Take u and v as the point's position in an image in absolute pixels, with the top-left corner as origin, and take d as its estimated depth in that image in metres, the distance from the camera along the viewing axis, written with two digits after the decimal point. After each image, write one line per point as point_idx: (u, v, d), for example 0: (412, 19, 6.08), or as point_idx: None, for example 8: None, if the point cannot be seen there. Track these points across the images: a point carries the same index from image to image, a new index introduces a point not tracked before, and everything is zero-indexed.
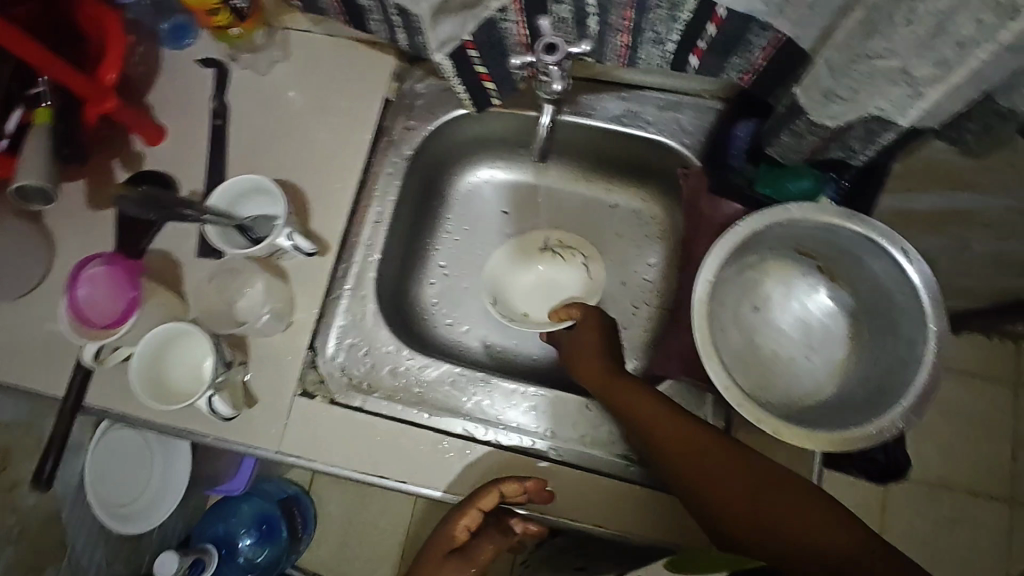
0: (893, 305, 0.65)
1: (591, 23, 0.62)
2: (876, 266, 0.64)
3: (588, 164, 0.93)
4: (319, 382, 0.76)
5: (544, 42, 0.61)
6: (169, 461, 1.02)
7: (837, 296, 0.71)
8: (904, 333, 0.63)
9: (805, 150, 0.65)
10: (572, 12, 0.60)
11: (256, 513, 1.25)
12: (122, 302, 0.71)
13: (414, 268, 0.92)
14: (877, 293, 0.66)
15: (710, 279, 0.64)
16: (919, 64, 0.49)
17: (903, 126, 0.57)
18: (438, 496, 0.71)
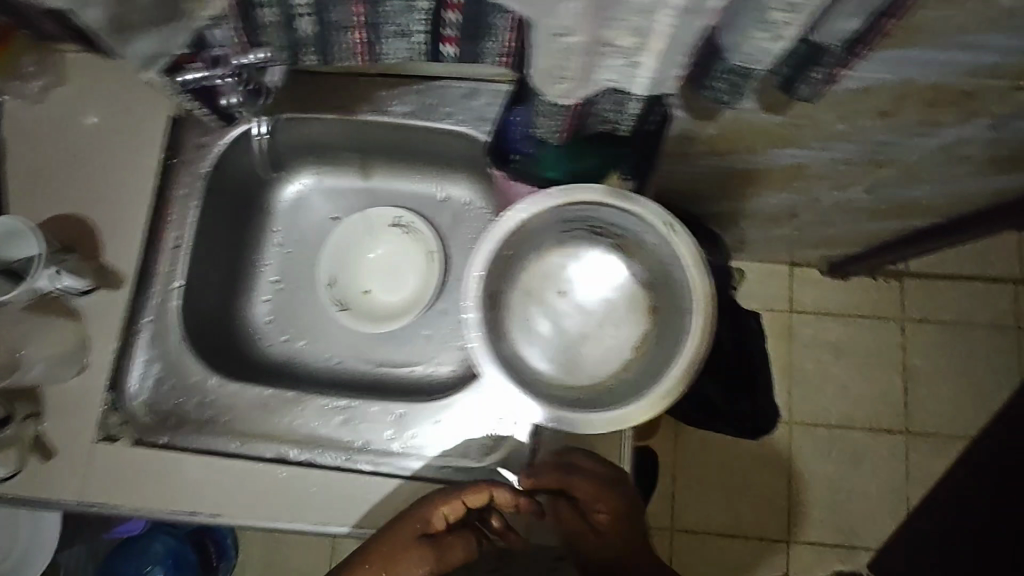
0: (673, 272, 0.66)
1: (306, 23, 0.59)
2: (652, 239, 0.65)
3: (410, 160, 0.90)
4: (122, 424, 0.72)
5: (213, 54, 0.62)
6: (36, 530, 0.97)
7: (635, 273, 0.71)
8: (682, 298, 0.64)
9: (561, 128, 0.62)
10: (280, 14, 0.57)
11: (167, 549, 1.19)
12: None
13: (240, 289, 0.88)
14: (661, 262, 0.67)
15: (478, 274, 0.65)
16: (617, 34, 0.48)
17: (641, 96, 0.57)
18: (344, 531, 0.69)
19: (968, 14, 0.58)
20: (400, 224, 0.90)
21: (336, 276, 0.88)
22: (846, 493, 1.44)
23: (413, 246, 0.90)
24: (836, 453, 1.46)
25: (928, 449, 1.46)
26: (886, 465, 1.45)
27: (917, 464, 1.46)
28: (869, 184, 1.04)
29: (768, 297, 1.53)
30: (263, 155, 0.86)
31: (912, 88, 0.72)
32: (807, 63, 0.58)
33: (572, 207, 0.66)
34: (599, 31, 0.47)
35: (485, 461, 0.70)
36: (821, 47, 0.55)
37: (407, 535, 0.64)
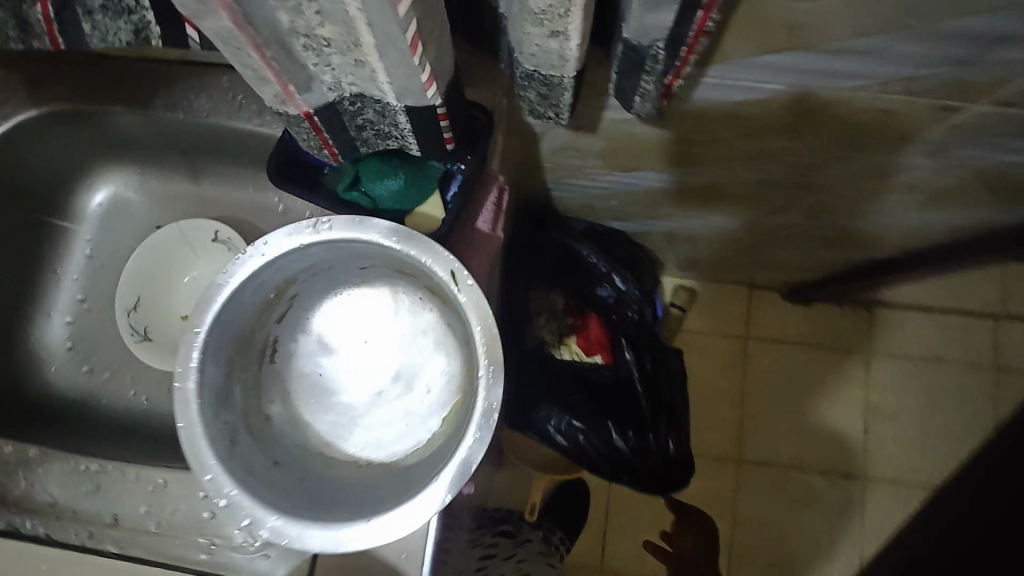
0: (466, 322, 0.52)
1: None
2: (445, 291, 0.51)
3: (237, 169, 0.75)
4: None
5: None
6: None
7: (444, 323, 0.56)
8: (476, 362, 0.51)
9: (321, 145, 0.47)
10: None
11: None
12: None
13: (31, 311, 0.75)
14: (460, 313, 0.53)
15: (199, 331, 0.49)
16: (299, 19, 0.33)
17: (400, 107, 0.41)
18: None
19: (852, 9, 0.43)
20: (222, 241, 0.76)
21: (143, 301, 0.75)
22: (786, 549, 1.17)
23: None
24: (778, 501, 1.19)
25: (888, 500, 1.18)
26: (835, 517, 1.18)
27: (876, 518, 1.18)
28: (802, 214, 0.88)
29: (712, 320, 1.25)
30: None
31: (812, 104, 0.56)
32: (633, 67, 0.43)
33: (345, 246, 0.51)
34: (273, 18, 0.33)
35: (253, 546, 0.57)
36: (641, 53, 0.41)
37: None
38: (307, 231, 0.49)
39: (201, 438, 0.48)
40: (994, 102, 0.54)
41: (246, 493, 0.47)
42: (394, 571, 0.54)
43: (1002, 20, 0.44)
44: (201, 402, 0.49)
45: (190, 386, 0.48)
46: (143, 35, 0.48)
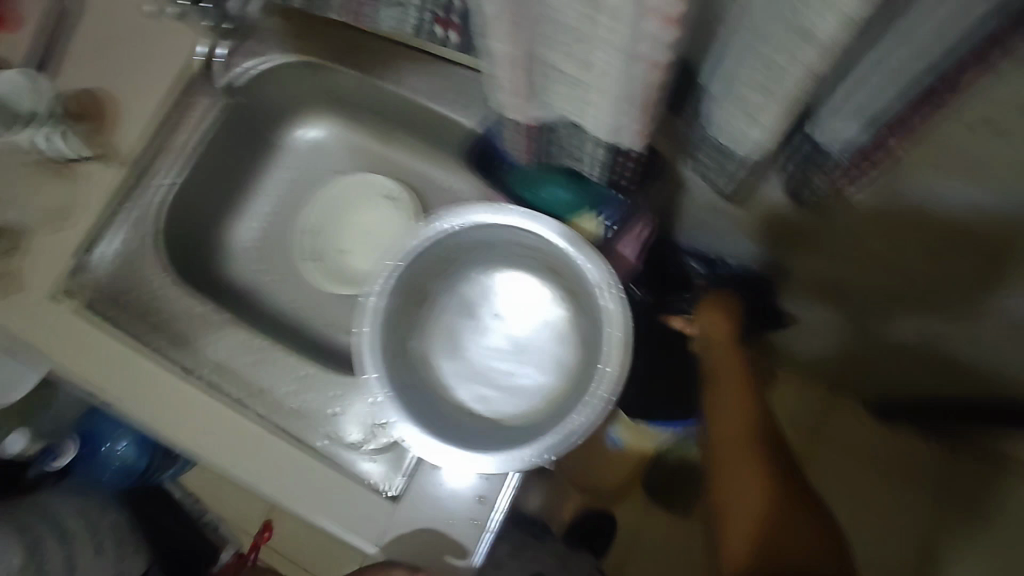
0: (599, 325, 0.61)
1: None
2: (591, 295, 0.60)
3: (423, 141, 0.89)
4: (77, 289, 0.77)
5: None
6: None
7: (574, 323, 0.66)
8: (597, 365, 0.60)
9: (523, 148, 0.58)
10: None
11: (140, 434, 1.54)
12: None
13: (231, 208, 0.91)
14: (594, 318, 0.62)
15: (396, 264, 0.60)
16: (564, 63, 0.43)
17: (604, 142, 0.51)
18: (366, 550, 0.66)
19: None
20: (393, 198, 0.89)
21: (317, 231, 0.90)
22: None
23: (397, 222, 0.88)
24: None
25: None
26: None
27: None
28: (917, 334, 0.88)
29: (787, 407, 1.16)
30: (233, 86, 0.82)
31: (962, 238, 0.60)
32: (808, 164, 0.52)
33: (521, 235, 0.62)
34: (545, 55, 0.43)
35: (365, 449, 0.69)
36: (823, 151, 0.49)
37: None
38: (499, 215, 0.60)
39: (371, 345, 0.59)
40: None
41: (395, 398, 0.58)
42: (475, 509, 0.65)
43: None
44: (381, 317, 0.60)
45: (377, 301, 0.59)
46: (414, 26, 0.61)
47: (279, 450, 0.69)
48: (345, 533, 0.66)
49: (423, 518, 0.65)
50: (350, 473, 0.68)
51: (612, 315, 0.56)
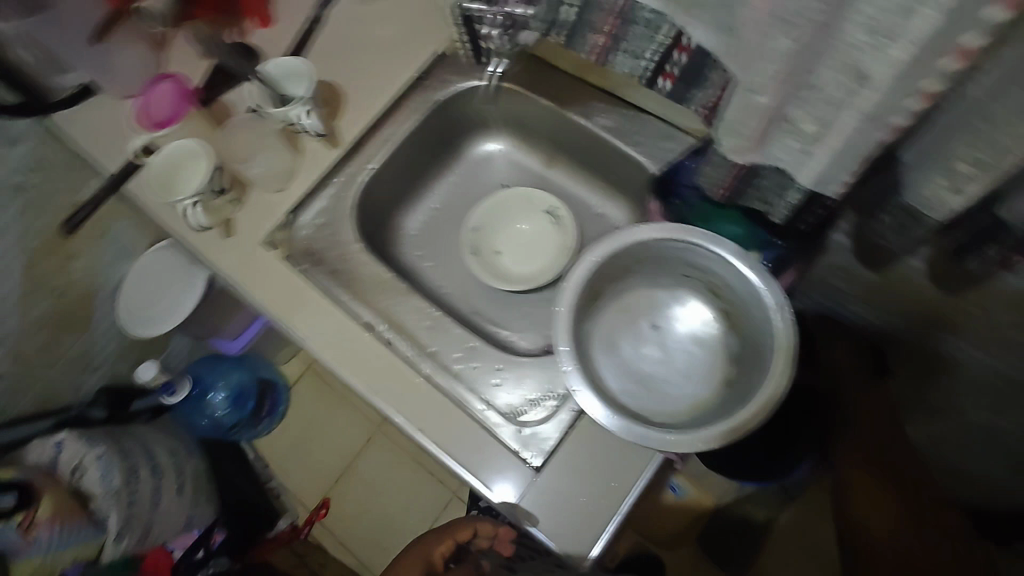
0: (762, 340, 0.68)
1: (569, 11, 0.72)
2: (756, 312, 0.67)
3: (588, 169, 1.01)
4: (284, 241, 0.90)
5: None
6: (186, 290, 1.43)
7: (727, 342, 0.75)
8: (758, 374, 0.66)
9: (723, 185, 0.67)
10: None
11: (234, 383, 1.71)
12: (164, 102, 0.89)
13: (411, 201, 1.05)
14: (756, 336, 0.70)
15: (593, 260, 0.69)
16: (802, 116, 0.53)
17: (806, 189, 0.61)
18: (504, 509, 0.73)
19: None
20: (554, 215, 1.00)
21: (482, 228, 1.01)
22: None
23: (552, 237, 1.00)
24: None
25: None
26: None
27: None
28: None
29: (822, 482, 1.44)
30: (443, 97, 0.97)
31: None
32: (983, 238, 0.59)
33: (699, 252, 0.70)
34: (790, 110, 0.53)
35: (515, 419, 0.77)
36: (1001, 229, 0.57)
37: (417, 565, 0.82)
38: (688, 234, 0.68)
39: (565, 323, 0.68)
40: None
41: (576, 371, 0.67)
42: (608, 493, 0.73)
43: None
44: (574, 299, 0.69)
45: (576, 286, 0.69)
46: (641, 73, 0.74)
47: (437, 405, 0.78)
48: (489, 491, 0.74)
49: (557, 490, 0.73)
50: (501, 437, 0.76)
51: (783, 330, 0.63)
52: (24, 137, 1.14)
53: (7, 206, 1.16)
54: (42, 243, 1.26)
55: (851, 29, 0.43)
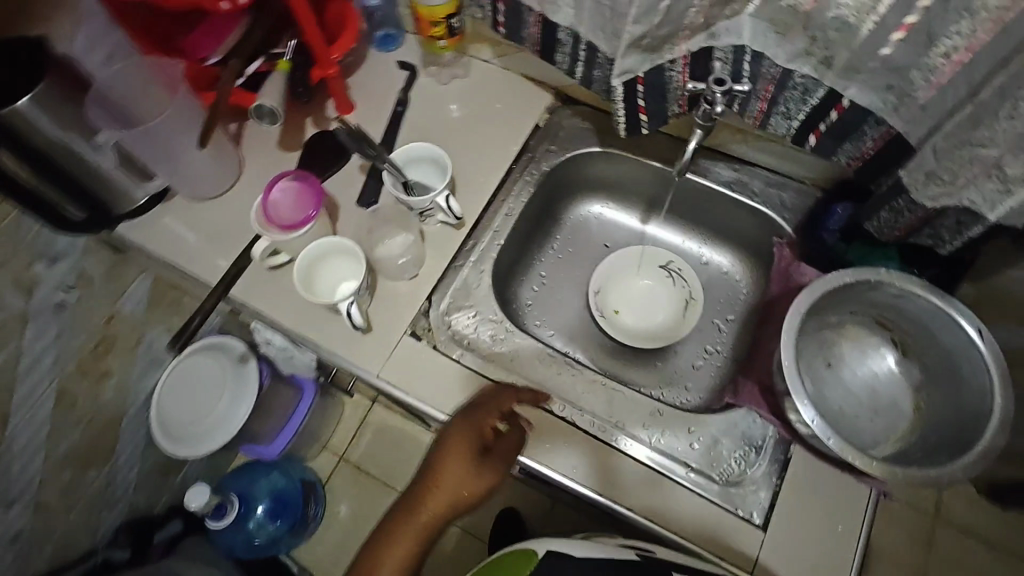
0: (960, 366, 0.72)
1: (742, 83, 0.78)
2: (947, 337, 0.72)
3: (690, 222, 1.05)
4: (427, 329, 0.86)
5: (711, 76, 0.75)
6: (238, 392, 1.20)
7: (907, 367, 0.79)
8: (968, 400, 0.70)
9: (901, 226, 0.76)
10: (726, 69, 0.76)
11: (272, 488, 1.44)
12: (278, 194, 0.83)
13: (521, 272, 1.04)
14: (945, 362, 0.74)
15: (799, 311, 0.73)
16: (1014, 161, 0.60)
17: (993, 221, 0.67)
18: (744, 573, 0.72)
19: None
20: (671, 271, 1.03)
21: (602, 288, 1.02)
22: None
23: (672, 292, 1.02)
24: None
25: None
26: None
27: None
28: None
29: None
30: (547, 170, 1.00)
31: None
32: None
33: (881, 290, 0.75)
34: (1006, 157, 0.60)
35: (722, 481, 0.77)
36: None
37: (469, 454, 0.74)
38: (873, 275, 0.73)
39: (789, 372, 0.71)
40: None
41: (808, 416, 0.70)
42: (835, 536, 0.73)
43: None
44: (789, 349, 0.72)
45: (791, 336, 0.72)
46: (790, 132, 0.81)
47: (632, 473, 0.77)
48: (723, 558, 0.73)
49: (781, 544, 0.73)
50: (716, 501, 0.75)
51: (993, 354, 0.67)
52: (65, 252, 1.02)
53: (46, 329, 1.01)
54: (78, 364, 1.08)
55: None
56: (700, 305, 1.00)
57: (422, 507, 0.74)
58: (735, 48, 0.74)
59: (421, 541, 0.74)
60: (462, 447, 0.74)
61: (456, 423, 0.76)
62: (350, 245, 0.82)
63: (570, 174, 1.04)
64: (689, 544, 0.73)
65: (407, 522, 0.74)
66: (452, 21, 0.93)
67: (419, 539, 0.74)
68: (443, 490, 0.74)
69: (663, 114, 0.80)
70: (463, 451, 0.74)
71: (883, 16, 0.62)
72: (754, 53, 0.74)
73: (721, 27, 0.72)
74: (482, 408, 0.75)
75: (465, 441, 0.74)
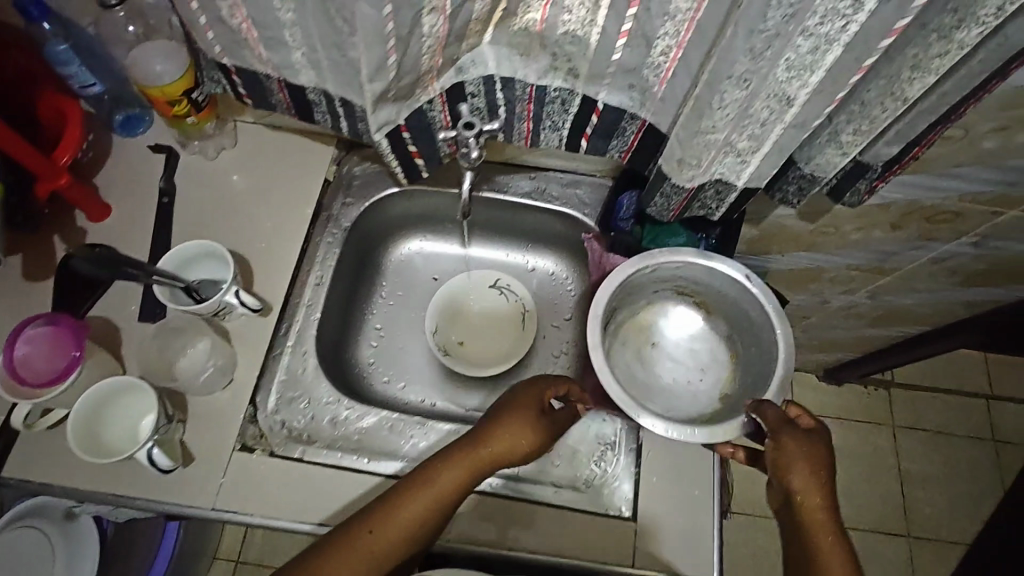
0: (749, 312, 0.81)
1: (501, 111, 0.79)
2: (730, 289, 0.81)
3: (505, 235, 1.06)
4: (258, 436, 0.79)
5: (463, 121, 0.76)
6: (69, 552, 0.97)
7: (713, 323, 0.87)
8: (763, 339, 0.79)
9: (674, 207, 0.80)
10: (483, 100, 0.78)
11: None
12: (24, 349, 0.70)
13: (352, 332, 0.99)
14: (737, 310, 0.83)
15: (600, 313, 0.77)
16: (739, 138, 0.67)
17: (741, 186, 0.75)
18: (630, 569, 0.74)
19: (954, 155, 0.82)
20: (501, 288, 1.03)
21: (440, 324, 1.01)
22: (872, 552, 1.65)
23: (506, 309, 1.02)
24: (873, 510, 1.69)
25: (918, 518, 1.69)
26: (899, 508, 1.69)
27: (914, 513, 1.69)
28: (871, 290, 1.26)
29: (733, 501, 1.45)
30: (351, 225, 0.95)
31: (915, 208, 0.95)
32: (854, 177, 0.79)
33: (664, 266, 0.81)
34: (733, 135, 0.66)
35: (590, 488, 0.79)
36: (866, 164, 0.77)
37: (526, 414, 0.72)
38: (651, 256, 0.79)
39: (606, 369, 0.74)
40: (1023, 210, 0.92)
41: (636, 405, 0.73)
42: (697, 504, 0.77)
43: None
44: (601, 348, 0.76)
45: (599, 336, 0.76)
46: (563, 141, 0.84)
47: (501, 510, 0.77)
48: (604, 562, 0.74)
49: (651, 529, 0.76)
50: (588, 507, 0.78)
51: (765, 295, 0.76)
52: None
53: None
54: None
55: (777, 69, 0.57)
56: (536, 315, 1.01)
57: (452, 464, 0.69)
58: (484, 78, 0.74)
59: (438, 505, 0.68)
60: (525, 406, 0.73)
61: (525, 385, 0.76)
62: (136, 380, 0.70)
63: (374, 221, 1.00)
64: (573, 559, 0.74)
65: (440, 471, 0.69)
66: (194, 95, 0.83)
67: (441, 501, 0.68)
68: (506, 435, 0.71)
69: (437, 154, 0.80)
70: (524, 413, 0.72)
71: (605, 26, 0.66)
72: (502, 80, 0.75)
73: (466, 61, 0.72)
74: (545, 381, 0.76)
75: (527, 405, 0.73)
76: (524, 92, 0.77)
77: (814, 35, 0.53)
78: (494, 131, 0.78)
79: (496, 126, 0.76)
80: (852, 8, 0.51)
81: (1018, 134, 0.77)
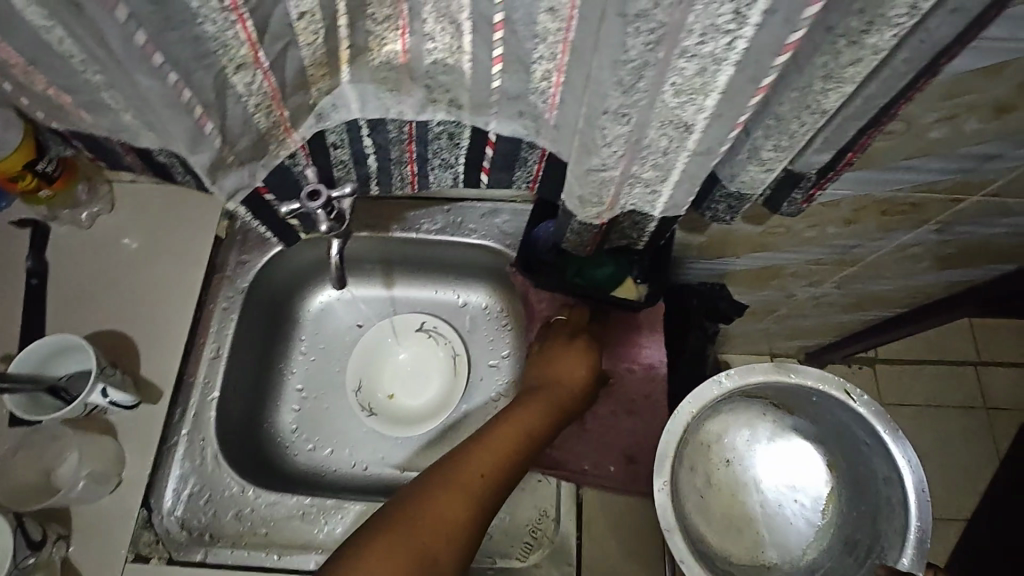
0: (849, 424, 0.74)
1: (372, 159, 0.73)
2: (824, 402, 0.74)
3: (430, 271, 0.97)
4: (153, 543, 0.72)
5: (309, 189, 0.68)
6: None
7: (796, 425, 0.80)
8: (867, 454, 0.73)
9: (588, 242, 0.72)
10: (349, 154, 0.71)
11: None
12: None
13: (269, 397, 0.91)
14: (832, 420, 0.76)
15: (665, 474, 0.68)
16: (642, 169, 0.58)
17: (659, 217, 0.66)
18: None
19: (901, 148, 0.72)
20: (430, 331, 0.95)
21: (364, 381, 0.92)
22: None
23: (437, 352, 0.94)
24: None
25: None
26: None
27: None
28: (837, 281, 1.17)
29: None
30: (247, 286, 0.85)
31: (868, 202, 0.85)
32: (789, 186, 0.70)
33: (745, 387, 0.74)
34: (633, 167, 0.57)
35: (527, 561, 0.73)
36: (799, 173, 0.67)
37: (576, 349, 0.79)
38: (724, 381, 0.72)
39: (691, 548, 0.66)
40: (984, 194, 0.83)
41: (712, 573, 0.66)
42: None
43: (991, 150, 0.73)
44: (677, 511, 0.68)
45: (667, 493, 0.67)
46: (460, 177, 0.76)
47: None
48: None
49: None
50: None
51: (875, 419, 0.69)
52: None
53: None
54: None
55: (662, 96, 0.48)
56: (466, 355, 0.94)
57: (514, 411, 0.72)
58: (347, 123, 0.65)
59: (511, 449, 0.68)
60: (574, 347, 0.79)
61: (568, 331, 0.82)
62: None
63: (278, 275, 0.91)
64: None
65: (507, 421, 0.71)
66: (38, 166, 0.74)
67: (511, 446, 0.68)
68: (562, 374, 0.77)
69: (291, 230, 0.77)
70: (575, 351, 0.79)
71: (471, 54, 0.55)
72: (369, 123, 0.66)
73: (326, 106, 0.62)
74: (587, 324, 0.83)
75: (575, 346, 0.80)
76: (401, 132, 0.68)
77: (695, 56, 0.44)
78: (346, 196, 0.71)
79: (345, 192, 0.69)
80: (733, 23, 0.41)
81: (969, 121, 0.68)
